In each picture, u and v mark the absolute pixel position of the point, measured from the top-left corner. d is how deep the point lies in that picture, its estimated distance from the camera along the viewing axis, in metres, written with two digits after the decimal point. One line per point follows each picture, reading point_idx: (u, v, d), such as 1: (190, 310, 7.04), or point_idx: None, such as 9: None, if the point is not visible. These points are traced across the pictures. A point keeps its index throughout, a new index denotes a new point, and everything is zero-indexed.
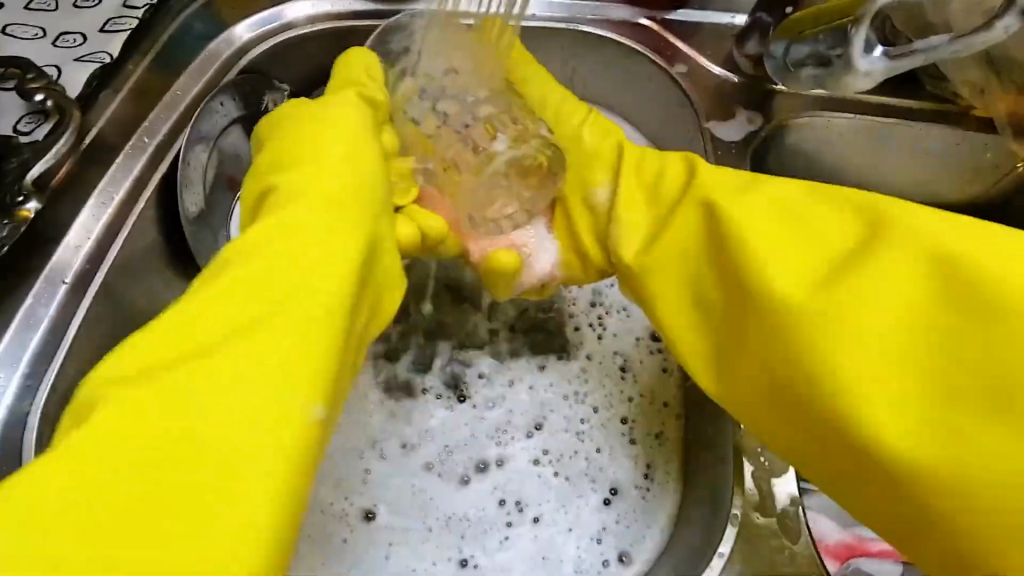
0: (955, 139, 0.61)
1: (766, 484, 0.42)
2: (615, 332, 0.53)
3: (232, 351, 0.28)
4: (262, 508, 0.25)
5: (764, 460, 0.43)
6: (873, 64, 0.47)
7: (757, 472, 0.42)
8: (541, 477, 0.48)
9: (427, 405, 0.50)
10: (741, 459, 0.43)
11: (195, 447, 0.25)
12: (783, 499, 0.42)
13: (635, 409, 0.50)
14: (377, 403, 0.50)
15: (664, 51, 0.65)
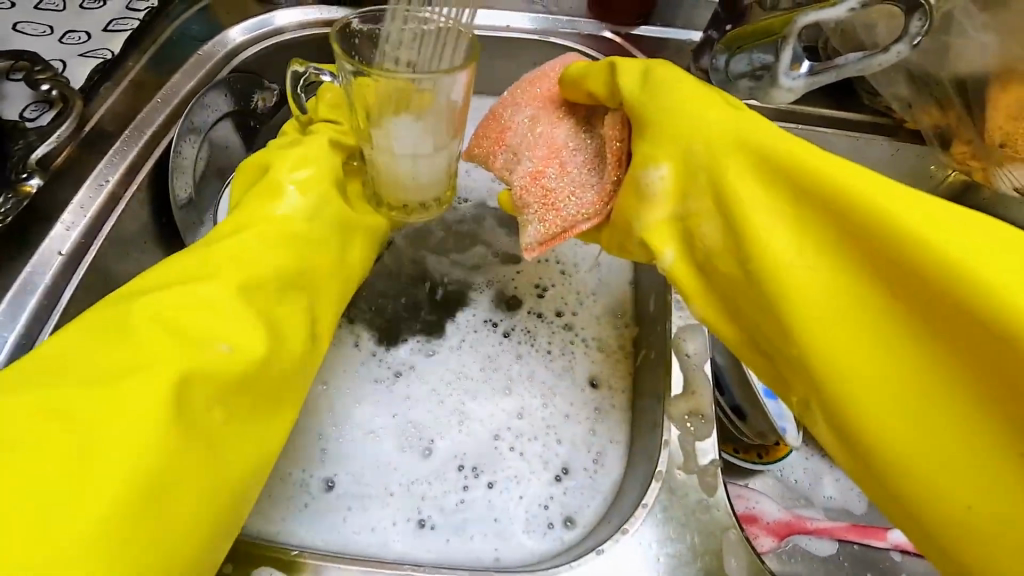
0: (890, 149, 0.67)
1: (691, 445, 0.46)
2: (578, 314, 0.60)
3: (204, 282, 0.37)
4: (158, 415, 0.30)
5: (690, 426, 0.47)
6: (796, 81, 0.51)
7: (682, 436, 0.46)
8: (497, 448, 0.52)
9: (394, 387, 0.55)
10: (668, 423, 0.47)
11: (182, 331, 0.34)
12: (704, 459, 0.45)
13: (590, 396, 0.55)
14: (360, 381, 0.55)
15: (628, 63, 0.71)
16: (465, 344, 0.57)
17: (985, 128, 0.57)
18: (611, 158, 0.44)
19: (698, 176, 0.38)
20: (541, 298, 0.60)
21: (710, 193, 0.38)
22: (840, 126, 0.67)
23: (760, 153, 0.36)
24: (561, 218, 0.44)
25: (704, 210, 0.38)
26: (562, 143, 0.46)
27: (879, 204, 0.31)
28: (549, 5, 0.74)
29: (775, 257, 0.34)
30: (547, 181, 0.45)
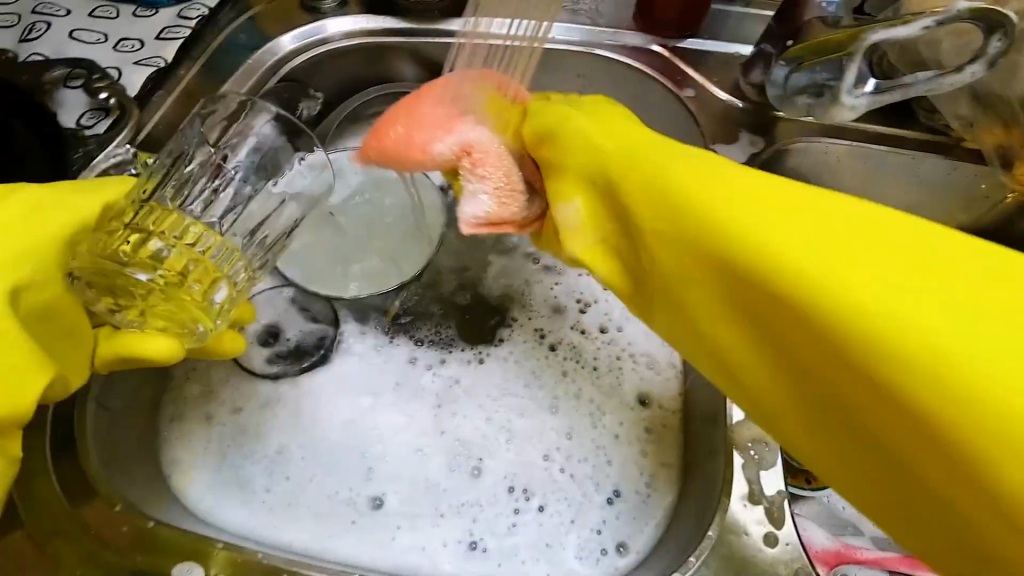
0: (947, 168, 0.65)
1: (755, 475, 0.44)
2: (625, 331, 0.59)
3: None
4: None
5: (754, 453, 0.45)
6: (858, 100, 0.53)
7: (746, 465, 0.45)
8: (548, 471, 0.50)
9: (440, 401, 0.54)
10: (732, 451, 0.45)
11: None
12: (771, 489, 0.43)
13: (639, 416, 0.54)
14: (405, 397, 0.54)
15: (675, 76, 0.70)
16: (510, 356, 0.57)
17: None
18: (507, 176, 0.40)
19: (638, 199, 0.34)
20: (585, 312, 0.60)
21: (647, 211, 0.34)
22: (896, 144, 0.65)
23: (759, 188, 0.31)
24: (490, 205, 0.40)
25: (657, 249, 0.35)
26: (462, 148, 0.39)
27: (695, 202, 0.31)
28: (595, 16, 0.74)
29: (761, 292, 0.30)
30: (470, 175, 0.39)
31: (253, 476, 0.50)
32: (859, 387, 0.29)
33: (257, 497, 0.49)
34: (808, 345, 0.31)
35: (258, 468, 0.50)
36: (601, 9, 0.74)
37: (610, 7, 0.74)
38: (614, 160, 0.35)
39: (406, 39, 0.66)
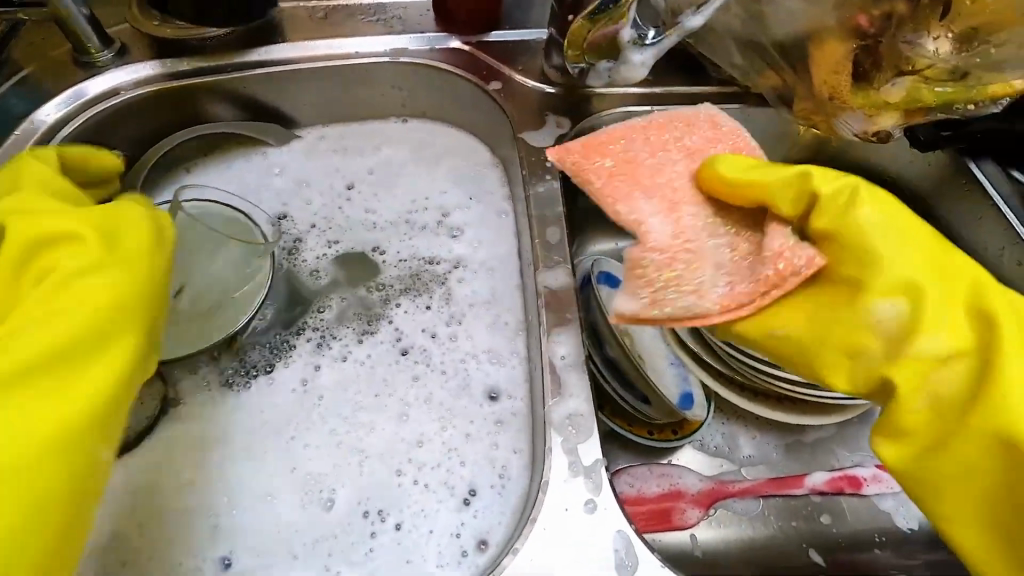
0: (745, 116, 0.71)
1: (574, 452, 0.43)
2: (470, 332, 0.60)
3: (40, 380, 0.36)
4: (72, 526, 0.36)
5: (571, 428, 0.44)
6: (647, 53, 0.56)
7: (565, 441, 0.43)
8: (400, 484, 0.50)
9: (301, 426, 0.53)
10: (550, 431, 0.44)
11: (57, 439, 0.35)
12: (590, 460, 0.42)
13: (487, 410, 0.55)
14: (259, 443, 0.52)
15: (481, 72, 0.71)
16: (359, 361, 0.57)
17: (812, 86, 0.62)
18: (776, 266, 0.41)
19: (897, 246, 0.41)
20: (422, 311, 0.61)
21: (874, 276, 0.40)
22: (696, 102, 0.70)
23: (953, 278, 0.41)
24: (671, 306, 0.42)
25: (950, 355, 0.38)
26: (773, 240, 0.42)
27: (926, 282, 0.40)
28: (396, 24, 0.73)
29: (919, 348, 0.38)
30: (680, 274, 0.43)
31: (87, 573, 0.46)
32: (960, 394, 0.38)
33: None
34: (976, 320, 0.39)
35: (91, 559, 0.47)
36: (404, 17, 0.74)
37: (413, 13, 0.74)
38: (849, 248, 0.41)
39: (200, 79, 0.67)
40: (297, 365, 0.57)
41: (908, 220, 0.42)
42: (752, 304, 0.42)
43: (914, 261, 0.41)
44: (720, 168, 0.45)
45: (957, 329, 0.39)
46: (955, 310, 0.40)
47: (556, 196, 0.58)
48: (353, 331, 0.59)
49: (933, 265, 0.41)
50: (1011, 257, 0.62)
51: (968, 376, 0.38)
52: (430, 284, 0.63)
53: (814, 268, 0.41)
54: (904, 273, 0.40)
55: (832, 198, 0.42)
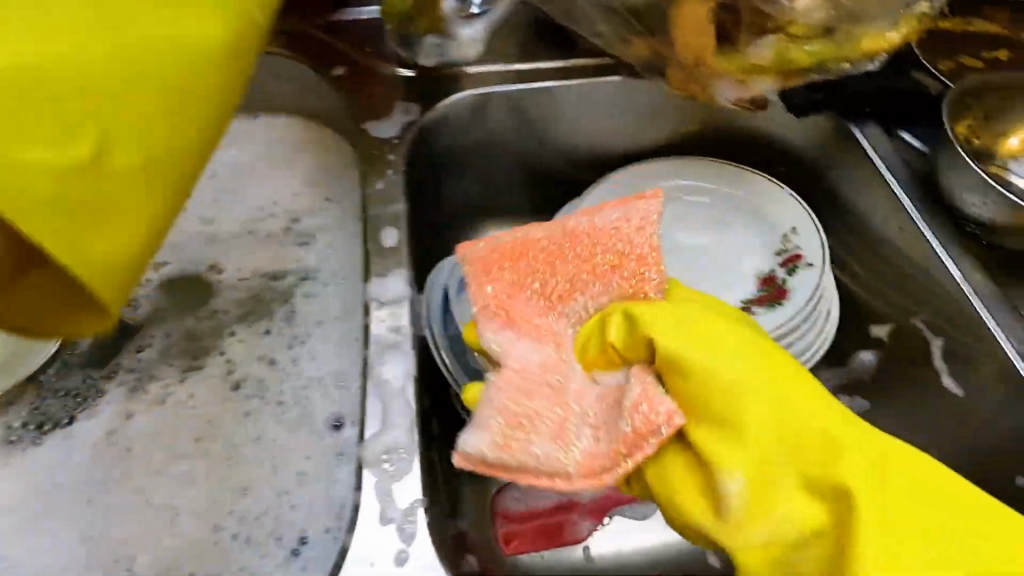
0: (619, 90, 0.65)
1: (388, 495, 0.37)
2: (314, 355, 0.53)
3: (92, 175, 0.26)
4: (125, 234, 0.27)
5: (389, 466, 0.38)
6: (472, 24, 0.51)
7: (379, 483, 0.38)
8: (217, 541, 0.43)
9: (101, 486, 0.45)
10: (364, 471, 0.38)
11: (85, 208, 0.26)
12: (406, 503, 0.37)
13: (327, 443, 0.48)
14: (50, 509, 0.44)
15: (322, 56, 0.62)
16: (181, 400, 0.50)
17: (676, 52, 0.56)
18: (634, 422, 0.34)
19: (733, 398, 0.33)
20: (261, 337, 0.54)
21: (708, 438, 0.33)
22: (565, 77, 0.64)
23: (806, 438, 0.33)
24: (523, 455, 0.35)
25: (801, 538, 0.31)
26: (634, 386, 0.35)
27: (771, 437, 0.33)
28: None
29: (766, 520, 0.32)
30: (540, 408, 0.37)
31: None
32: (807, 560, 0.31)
33: None
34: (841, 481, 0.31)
35: None
36: None
37: None
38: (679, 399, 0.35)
39: None
40: (104, 413, 0.49)
41: (745, 359, 0.35)
42: (609, 469, 0.34)
43: (757, 416, 0.33)
44: (592, 330, 0.38)
45: (812, 488, 0.32)
46: (806, 477, 0.32)
47: (395, 194, 0.52)
48: (176, 366, 0.52)
49: (784, 411, 0.33)
50: (894, 225, 0.57)
51: (826, 549, 0.31)
52: (271, 302, 0.56)
53: (675, 422, 0.33)
54: (740, 424, 0.33)
55: (655, 338, 0.35)
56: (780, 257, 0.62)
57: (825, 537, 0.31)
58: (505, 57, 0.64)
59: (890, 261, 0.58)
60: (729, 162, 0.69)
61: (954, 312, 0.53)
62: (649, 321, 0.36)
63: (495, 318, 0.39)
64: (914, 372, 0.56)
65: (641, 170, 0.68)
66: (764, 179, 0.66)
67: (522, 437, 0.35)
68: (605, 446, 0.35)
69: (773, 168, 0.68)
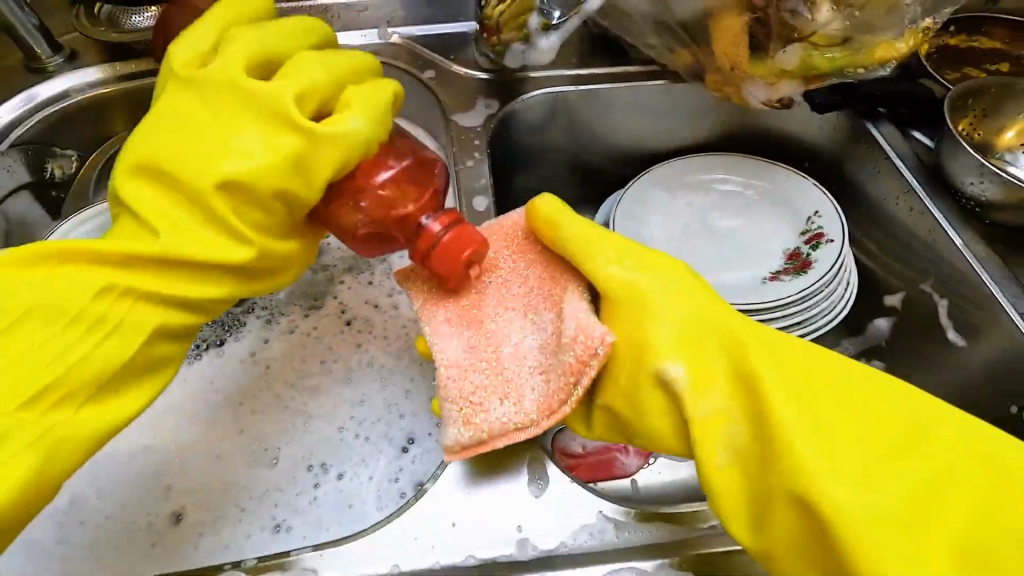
0: (665, 93, 0.76)
1: None
2: (411, 301, 0.63)
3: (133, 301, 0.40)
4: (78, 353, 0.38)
5: None
6: None
7: None
8: (342, 438, 0.54)
9: (248, 394, 0.56)
10: None
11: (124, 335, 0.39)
12: None
13: (426, 369, 0.58)
14: (208, 409, 0.55)
15: (416, 63, 0.75)
16: (306, 331, 0.61)
17: (715, 58, 0.67)
18: (575, 352, 0.40)
19: (650, 300, 0.42)
20: (366, 286, 0.65)
21: (630, 329, 0.42)
22: (619, 80, 0.75)
23: (702, 328, 0.41)
24: (486, 423, 0.41)
25: (730, 411, 0.39)
26: (569, 321, 0.41)
27: (683, 326, 0.42)
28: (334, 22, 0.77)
29: (701, 397, 0.39)
30: (477, 384, 0.42)
31: (45, 532, 0.48)
32: (740, 432, 0.38)
33: (44, 546, 0.48)
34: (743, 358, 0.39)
35: (39, 521, 0.49)
36: (342, 15, 0.78)
37: (350, 11, 0.78)
38: (611, 305, 0.43)
39: (143, 80, 0.71)
40: (245, 338, 0.60)
41: (666, 273, 0.44)
42: (564, 401, 0.40)
43: (675, 311, 0.42)
44: (541, 211, 0.46)
45: (719, 367, 0.40)
46: (729, 364, 0.40)
47: (482, 171, 0.63)
48: (300, 305, 0.63)
49: (699, 311, 0.42)
50: (905, 205, 0.66)
51: (748, 417, 0.38)
52: (374, 259, 0.67)
53: (606, 349, 0.40)
54: (656, 311, 0.42)
55: (572, 247, 0.44)
56: (805, 236, 0.72)
57: (745, 406, 0.38)
58: (567, 64, 0.75)
59: (900, 241, 0.67)
60: (760, 156, 0.79)
61: (958, 279, 0.61)
62: (563, 244, 0.45)
63: (448, 302, 0.46)
64: (922, 332, 0.64)
65: (681, 162, 0.79)
66: (789, 171, 0.76)
67: (467, 404, 0.42)
68: (555, 361, 0.41)
69: (797, 163, 0.78)
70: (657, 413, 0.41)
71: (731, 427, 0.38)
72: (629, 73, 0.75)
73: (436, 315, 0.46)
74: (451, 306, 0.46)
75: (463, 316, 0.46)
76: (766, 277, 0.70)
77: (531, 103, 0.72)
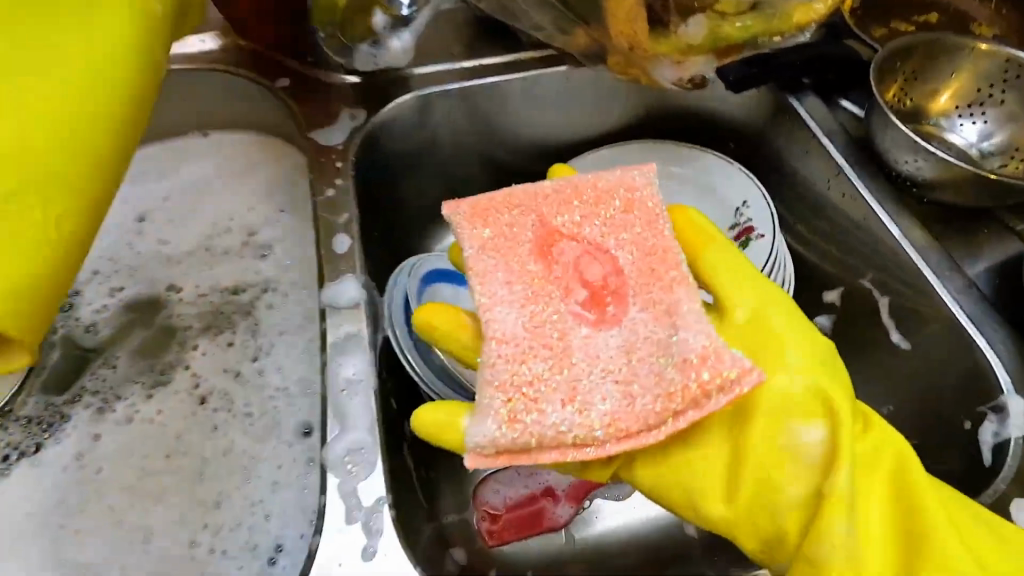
0: (566, 80, 0.66)
1: (353, 493, 0.38)
2: (279, 365, 0.53)
3: None
4: None
5: (352, 466, 0.39)
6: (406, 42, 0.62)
7: (343, 482, 0.38)
8: (194, 557, 0.44)
9: (68, 515, 0.45)
10: (327, 473, 0.38)
11: None
12: (369, 501, 0.37)
13: (298, 451, 0.49)
14: (18, 541, 0.44)
15: (269, 69, 0.62)
16: (147, 418, 0.50)
17: (612, 38, 0.57)
18: (701, 377, 0.33)
19: (798, 343, 0.38)
20: (224, 351, 0.54)
21: (778, 379, 0.37)
22: (511, 71, 0.64)
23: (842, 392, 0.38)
24: (538, 427, 0.33)
25: (855, 502, 0.35)
26: (693, 336, 0.34)
27: (826, 387, 0.37)
28: None
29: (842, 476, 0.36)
30: (537, 376, 0.34)
31: None
32: (877, 527, 0.35)
33: None
34: (885, 444, 0.38)
35: None
36: None
37: None
38: (745, 333, 0.38)
39: None
40: (70, 438, 0.49)
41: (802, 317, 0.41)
42: (650, 427, 0.33)
43: (818, 364, 0.38)
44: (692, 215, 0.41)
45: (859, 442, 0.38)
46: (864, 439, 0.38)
47: (347, 200, 0.52)
48: (140, 386, 0.52)
49: (836, 372, 0.39)
50: (837, 189, 0.59)
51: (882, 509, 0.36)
52: (235, 316, 0.56)
53: (748, 378, 0.33)
54: (806, 362, 0.38)
55: (705, 259, 0.40)
56: (733, 230, 0.64)
57: (878, 495, 0.36)
58: (449, 56, 0.64)
59: (835, 229, 0.60)
60: (679, 142, 0.70)
61: (898, 269, 0.54)
62: (714, 253, 0.40)
63: (503, 280, 0.37)
64: (867, 329, 0.58)
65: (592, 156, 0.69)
66: (712, 156, 0.68)
67: (519, 399, 0.34)
68: (650, 375, 0.34)
69: (722, 145, 0.70)
70: (785, 485, 0.36)
71: (866, 519, 0.35)
72: (521, 64, 0.65)
73: (492, 284, 0.37)
74: (502, 294, 0.36)
75: (529, 299, 0.36)
76: None
77: (406, 108, 0.62)
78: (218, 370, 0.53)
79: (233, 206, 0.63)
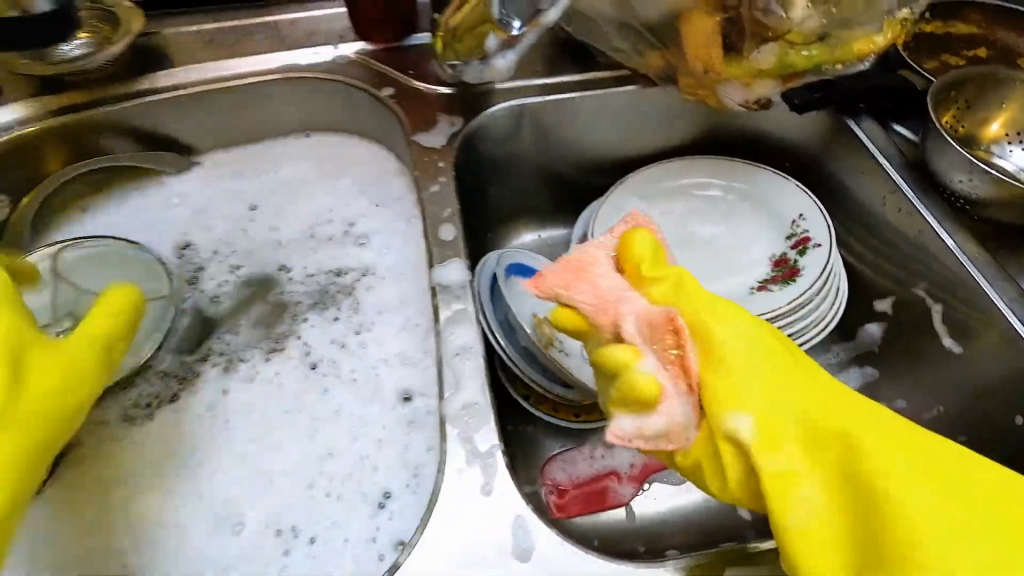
0: (637, 97, 0.73)
1: (470, 441, 0.44)
2: (380, 338, 0.60)
3: None
4: None
5: (467, 419, 0.45)
6: None
7: (460, 431, 0.44)
8: (312, 499, 0.50)
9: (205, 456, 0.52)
10: (446, 424, 0.44)
11: None
12: (485, 448, 0.43)
13: (400, 414, 0.55)
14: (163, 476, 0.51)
15: (375, 79, 0.70)
16: (266, 379, 0.57)
17: (687, 61, 0.63)
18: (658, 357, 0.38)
19: (774, 402, 0.37)
20: (330, 324, 0.61)
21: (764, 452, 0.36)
22: (589, 87, 0.71)
23: (831, 426, 0.36)
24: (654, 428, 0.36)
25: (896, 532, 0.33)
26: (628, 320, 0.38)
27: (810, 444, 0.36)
28: (284, 41, 0.73)
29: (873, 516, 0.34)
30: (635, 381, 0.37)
31: None
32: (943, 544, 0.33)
33: None
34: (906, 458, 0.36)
35: None
36: (292, 33, 0.73)
37: (301, 28, 0.74)
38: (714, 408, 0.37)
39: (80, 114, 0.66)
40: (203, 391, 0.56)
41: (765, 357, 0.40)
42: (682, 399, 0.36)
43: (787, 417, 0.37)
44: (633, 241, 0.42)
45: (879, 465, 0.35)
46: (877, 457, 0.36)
47: (449, 195, 0.59)
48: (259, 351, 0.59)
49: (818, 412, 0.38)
50: (892, 205, 0.64)
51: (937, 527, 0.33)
52: (340, 294, 0.63)
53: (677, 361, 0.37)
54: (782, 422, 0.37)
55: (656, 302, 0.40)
56: (790, 241, 0.69)
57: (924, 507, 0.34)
58: (533, 73, 0.72)
59: (889, 242, 0.65)
60: (738, 158, 0.76)
61: (949, 280, 0.59)
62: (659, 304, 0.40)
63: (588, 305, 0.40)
64: (918, 335, 0.62)
65: (657, 168, 0.75)
66: (770, 172, 0.73)
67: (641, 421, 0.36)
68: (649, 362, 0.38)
69: (778, 163, 0.76)
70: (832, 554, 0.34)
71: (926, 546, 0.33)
72: (598, 80, 0.72)
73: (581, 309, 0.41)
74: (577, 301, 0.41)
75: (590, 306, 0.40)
76: (754, 287, 0.67)
77: (496, 117, 0.69)
78: (327, 340, 0.60)
79: (336, 197, 0.70)
